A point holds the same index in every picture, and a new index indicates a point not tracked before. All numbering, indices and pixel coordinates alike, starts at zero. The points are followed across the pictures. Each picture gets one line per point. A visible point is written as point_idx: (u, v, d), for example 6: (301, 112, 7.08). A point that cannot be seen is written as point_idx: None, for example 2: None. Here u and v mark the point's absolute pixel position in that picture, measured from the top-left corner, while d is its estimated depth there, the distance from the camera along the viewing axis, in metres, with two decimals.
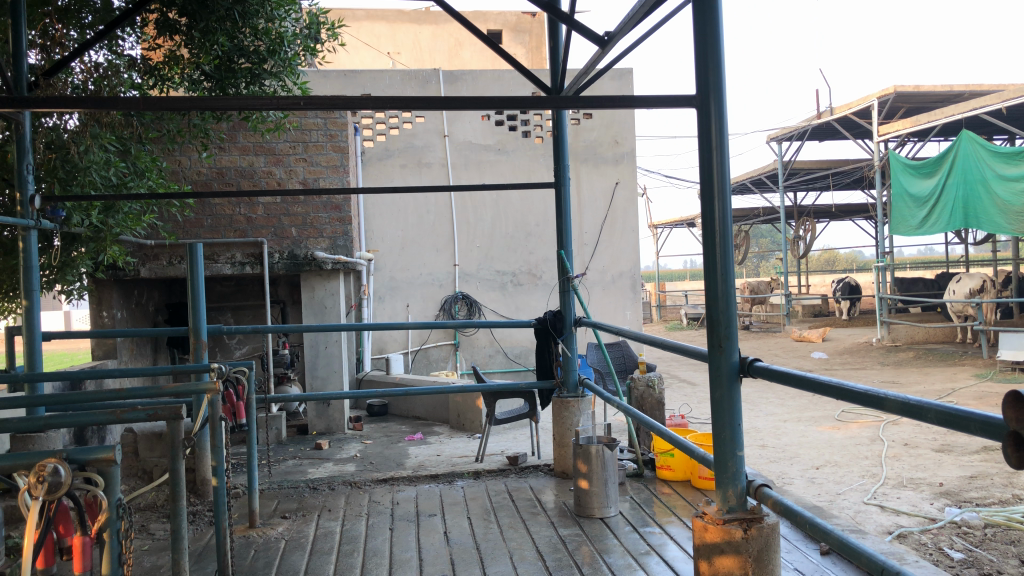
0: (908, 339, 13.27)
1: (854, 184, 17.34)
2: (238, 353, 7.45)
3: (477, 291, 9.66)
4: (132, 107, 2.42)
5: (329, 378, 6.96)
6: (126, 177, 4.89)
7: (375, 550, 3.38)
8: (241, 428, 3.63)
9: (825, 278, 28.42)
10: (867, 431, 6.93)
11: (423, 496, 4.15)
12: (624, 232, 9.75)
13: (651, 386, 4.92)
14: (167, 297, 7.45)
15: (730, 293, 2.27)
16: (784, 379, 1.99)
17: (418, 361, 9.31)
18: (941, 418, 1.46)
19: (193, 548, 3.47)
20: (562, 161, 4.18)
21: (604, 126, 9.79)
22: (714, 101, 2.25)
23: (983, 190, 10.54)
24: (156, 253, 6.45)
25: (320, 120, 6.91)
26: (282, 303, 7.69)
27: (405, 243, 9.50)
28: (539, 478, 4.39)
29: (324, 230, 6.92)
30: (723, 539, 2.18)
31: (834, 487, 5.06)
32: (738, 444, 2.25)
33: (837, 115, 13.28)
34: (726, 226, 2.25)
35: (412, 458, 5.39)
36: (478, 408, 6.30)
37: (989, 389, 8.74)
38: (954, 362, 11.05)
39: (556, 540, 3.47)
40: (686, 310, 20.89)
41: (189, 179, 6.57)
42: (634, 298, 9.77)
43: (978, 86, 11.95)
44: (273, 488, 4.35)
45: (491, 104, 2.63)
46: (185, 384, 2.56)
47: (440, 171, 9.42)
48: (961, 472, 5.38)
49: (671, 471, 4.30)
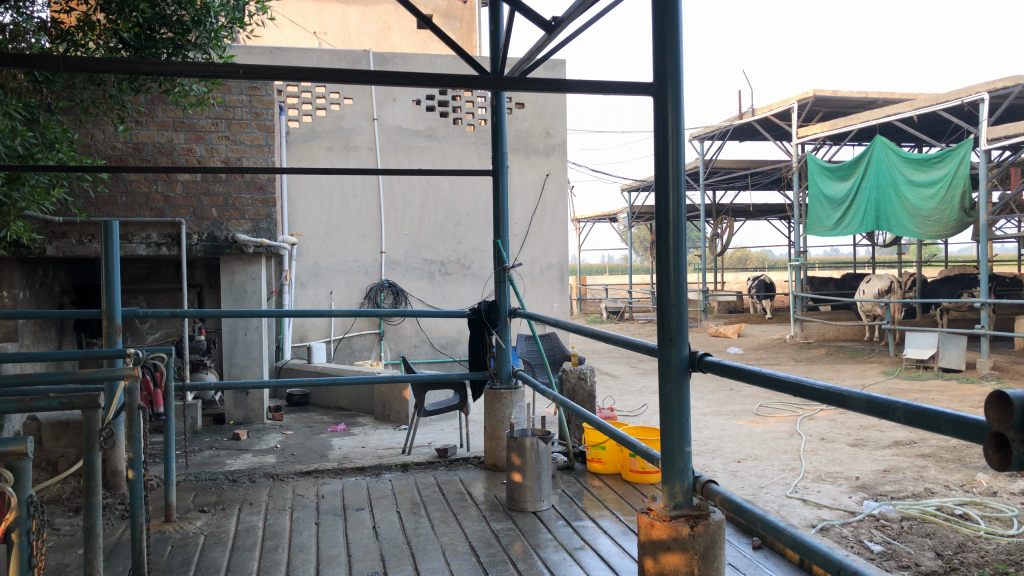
0: (820, 336, 13.72)
1: (772, 184, 17.82)
2: (151, 339, 7.12)
3: (403, 280, 9.50)
4: (49, 66, 2.23)
5: (248, 366, 6.70)
6: (33, 147, 4.58)
7: (301, 545, 3.25)
8: (159, 417, 3.43)
9: (739, 277, 29.19)
10: (785, 426, 7.10)
11: (350, 489, 4.03)
12: (553, 223, 9.74)
13: (583, 377, 4.90)
14: (75, 278, 7.05)
15: (682, 287, 2.22)
16: (738, 374, 1.96)
17: (341, 350, 9.11)
18: (909, 417, 1.45)
19: (104, 543, 3.26)
20: (500, 148, 4.09)
21: (536, 117, 9.75)
22: (671, 88, 2.21)
23: (894, 194, 10.92)
24: (65, 231, 6.09)
25: (244, 96, 6.63)
26: (198, 287, 7.38)
27: (329, 228, 9.26)
28: (469, 471, 4.31)
29: (246, 212, 6.66)
30: (669, 535, 2.15)
31: (757, 481, 5.14)
32: (686, 439, 2.22)
33: (758, 116, 13.60)
34: (680, 217, 2.21)
35: (336, 449, 5.23)
36: (405, 399, 6.18)
37: (897, 386, 9.09)
38: (864, 360, 11.47)
39: (489, 534, 3.40)
40: (606, 304, 21.13)
41: (103, 153, 6.24)
42: (561, 290, 9.78)
43: (892, 94, 12.40)
44: (189, 480, 4.14)
45: (439, 82, 2.53)
46: (99, 369, 2.40)
47: (368, 155, 9.22)
48: (876, 466, 5.55)
49: (602, 464, 4.28)
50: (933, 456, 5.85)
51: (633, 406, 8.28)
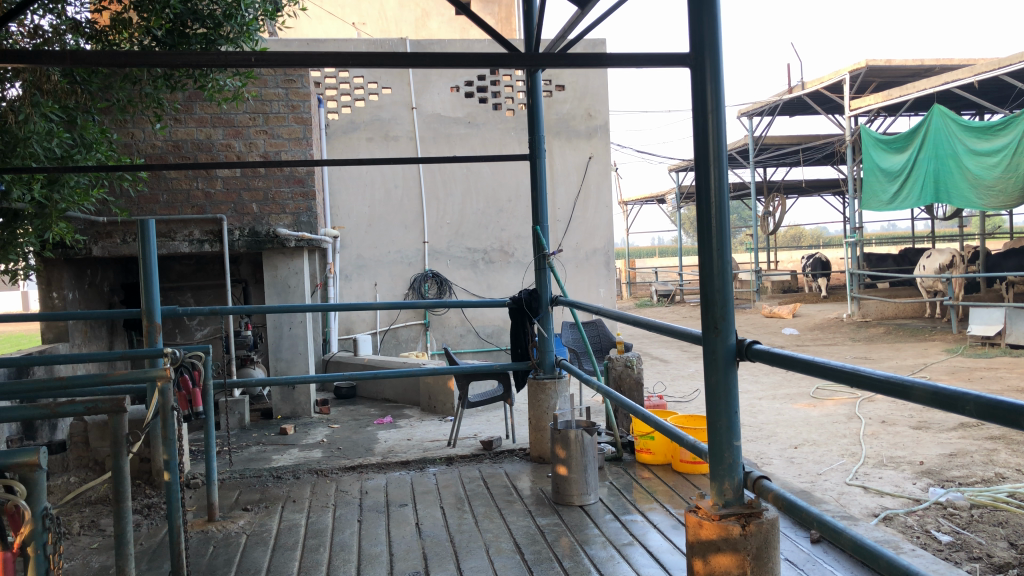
0: (878, 314, 13.32)
1: (824, 159, 17.32)
2: (199, 335, 7.19)
3: (447, 269, 9.44)
4: (56, 62, 2.14)
5: (294, 360, 6.71)
6: (71, 149, 4.61)
7: (343, 544, 3.19)
8: (199, 415, 3.41)
9: (792, 255, 28.59)
10: (843, 409, 6.86)
11: (394, 484, 3.97)
12: (598, 206, 9.57)
13: (630, 365, 4.76)
14: (123, 277, 7.15)
15: (726, 271, 2.07)
16: (790, 364, 1.82)
17: (387, 341, 9.10)
18: (981, 411, 1.30)
19: (147, 545, 3.25)
20: (537, 132, 3.96)
21: (577, 98, 9.57)
22: (710, 58, 2.06)
23: (954, 164, 10.48)
24: (109, 231, 6.15)
25: (281, 90, 6.61)
26: (243, 282, 7.42)
27: (372, 219, 9.24)
28: (514, 464, 4.21)
29: (286, 206, 6.65)
30: (719, 536, 2.02)
31: (814, 468, 4.95)
32: (735, 433, 2.08)
33: (808, 89, 13.19)
34: (722, 195, 2.06)
35: (381, 443, 5.19)
36: (449, 390, 6.12)
37: (961, 364, 8.74)
38: (925, 337, 11.08)
39: (534, 530, 3.30)
40: (656, 287, 20.88)
41: (143, 152, 6.29)
42: (608, 275, 9.63)
43: (949, 60, 11.91)
44: (234, 478, 4.12)
45: (460, 63, 2.41)
46: (133, 372, 2.41)
47: (408, 145, 9.15)
48: (941, 450, 5.31)
49: (651, 454, 4.16)
50: (1002, 438, 5.58)
51: (684, 391, 8.10)
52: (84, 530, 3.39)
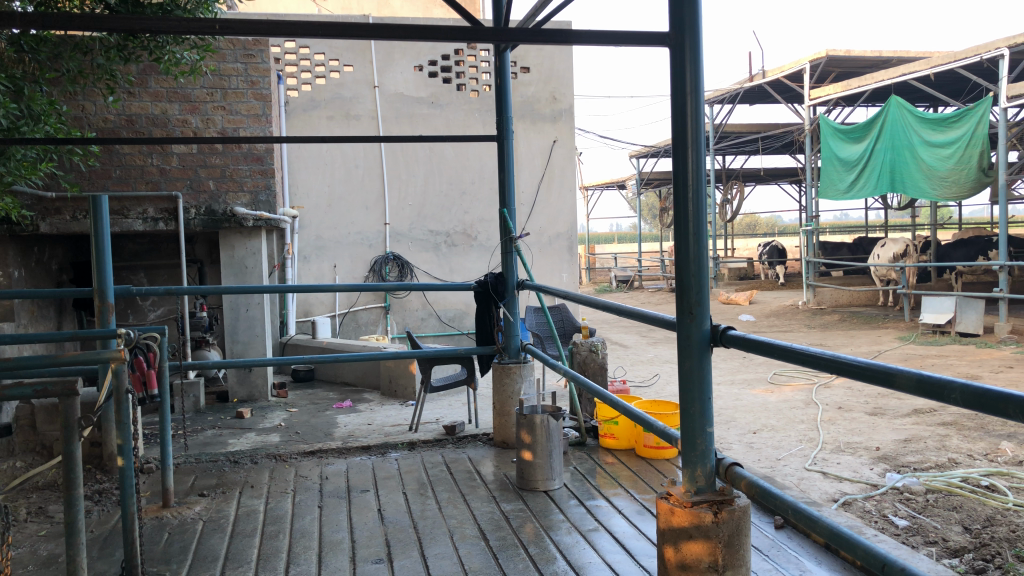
0: (833, 302, 13.53)
1: (783, 148, 17.50)
2: (152, 316, 7.00)
3: (409, 252, 9.34)
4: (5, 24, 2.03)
5: (251, 343, 6.58)
6: (18, 120, 4.42)
7: (303, 531, 3.12)
8: (153, 398, 3.30)
9: (749, 243, 28.93)
10: (801, 395, 6.94)
11: (355, 469, 3.90)
12: (561, 190, 9.53)
13: (594, 350, 4.74)
14: (73, 255, 6.93)
15: (703, 255, 2.04)
16: (768, 350, 1.80)
17: (346, 324, 8.98)
18: (967, 399, 1.29)
19: (98, 532, 3.14)
20: (505, 113, 3.90)
21: (542, 81, 9.51)
22: (690, 39, 2.02)
23: (909, 155, 10.63)
24: (58, 207, 5.94)
25: (240, 65, 6.44)
26: (199, 263, 7.24)
27: (332, 199, 9.09)
28: (477, 449, 4.17)
29: (244, 184, 6.49)
30: (691, 523, 2.00)
31: (774, 453, 4.99)
32: (708, 419, 2.06)
33: (769, 77, 13.29)
34: (699, 179, 2.03)
35: (341, 427, 5.11)
36: (411, 374, 6.06)
37: (913, 352, 8.90)
38: (878, 325, 11.27)
39: (499, 516, 3.26)
40: (615, 273, 20.99)
41: (95, 126, 6.07)
42: (571, 260, 9.62)
43: (907, 52, 12.08)
44: (189, 462, 4.02)
45: (432, 35, 2.34)
46: (86, 353, 2.32)
47: (369, 124, 9.01)
48: (896, 436, 5.40)
49: (615, 439, 4.15)
50: (954, 425, 5.69)
51: (644, 376, 8.13)
52: (31, 517, 3.27)
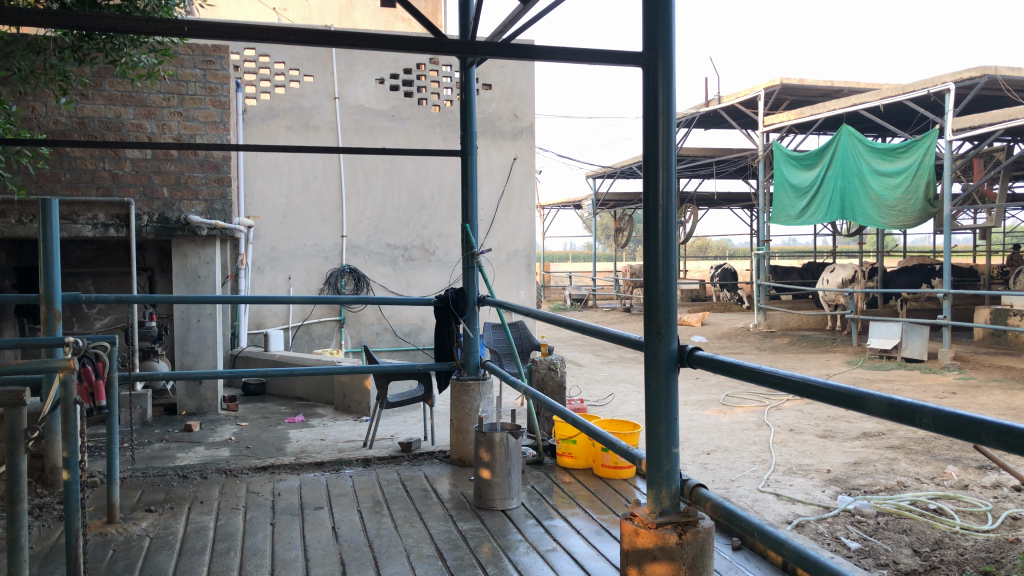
0: (783, 325, 13.77)
1: (736, 172, 17.81)
2: (98, 325, 6.81)
3: (365, 265, 9.25)
4: None
5: (201, 355, 6.43)
6: None
7: (255, 548, 3.04)
8: (102, 410, 3.20)
9: (701, 265, 29.35)
10: (752, 416, 7.01)
11: (308, 486, 3.82)
12: (520, 208, 9.55)
13: (553, 368, 4.74)
14: (17, 260, 6.72)
15: (672, 275, 2.04)
16: (737, 372, 1.80)
17: (299, 337, 8.86)
18: (939, 424, 1.30)
19: (39, 548, 3.02)
20: (469, 128, 3.88)
21: (503, 98, 9.53)
22: (662, 59, 2.03)
23: (859, 183, 10.89)
24: (3, 210, 5.76)
25: (198, 70, 6.33)
26: (149, 271, 7.08)
27: (288, 211, 8.97)
28: (433, 466, 4.12)
29: (200, 192, 6.36)
30: (655, 545, 1.99)
31: (727, 474, 5.03)
32: (674, 441, 2.05)
33: (725, 103, 13.52)
34: (669, 199, 2.03)
35: (294, 442, 5.01)
36: (366, 389, 5.97)
37: (861, 376, 9.09)
38: (826, 349, 11.49)
39: (456, 535, 3.22)
40: (570, 292, 21.09)
41: (45, 128, 5.89)
42: (527, 277, 9.62)
43: (857, 83, 12.41)
44: (136, 477, 3.89)
45: (403, 46, 2.33)
46: (35, 361, 2.24)
47: (329, 135, 8.93)
48: (845, 459, 5.49)
49: (573, 458, 4.13)
50: (902, 448, 5.80)
51: (599, 396, 8.15)
52: None
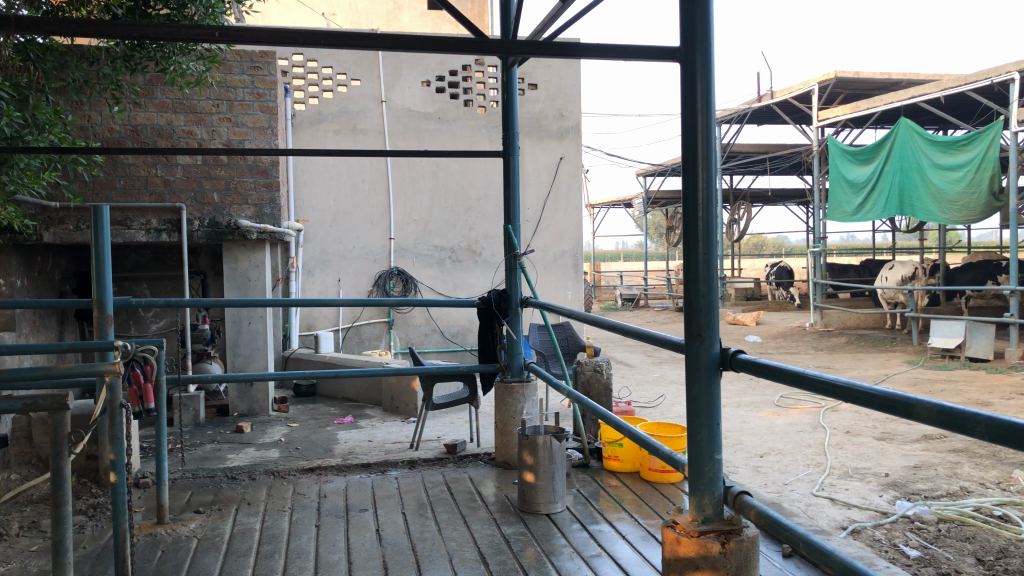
0: (840, 324, 13.45)
1: (790, 168, 17.46)
2: (154, 328, 6.98)
3: (413, 267, 9.29)
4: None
5: (252, 356, 6.53)
6: (23, 129, 4.42)
7: (299, 551, 3.05)
8: (150, 412, 3.25)
9: (755, 263, 28.90)
10: (807, 418, 6.85)
11: (353, 488, 3.83)
12: (567, 208, 9.49)
13: (599, 370, 4.68)
14: (76, 265, 6.91)
15: (713, 276, 1.98)
16: (780, 376, 1.73)
17: (349, 339, 8.94)
18: (991, 432, 1.22)
19: (91, 547, 3.08)
20: (511, 129, 3.85)
21: (549, 98, 9.48)
22: (701, 55, 1.97)
23: (919, 178, 10.57)
24: (62, 217, 5.92)
25: (247, 77, 6.42)
26: (202, 275, 7.23)
27: (337, 214, 9.06)
28: (479, 468, 4.10)
29: (249, 197, 6.46)
30: (698, 553, 1.93)
31: (780, 477, 4.91)
32: (717, 446, 1.99)
33: (777, 98, 13.26)
34: (710, 198, 1.97)
35: (341, 443, 5.04)
36: (413, 391, 5.99)
37: (922, 376, 8.82)
38: (886, 348, 11.18)
39: (499, 539, 3.19)
40: (621, 291, 20.95)
41: (100, 136, 6.05)
42: (575, 278, 9.56)
43: (916, 75, 12.05)
44: (186, 478, 3.96)
45: (438, 46, 2.30)
46: (78, 365, 2.26)
47: (376, 139, 9.00)
48: (905, 462, 5.31)
49: (619, 462, 4.07)
50: (965, 451, 5.59)
51: (649, 397, 8.04)
52: (22, 531, 3.22)
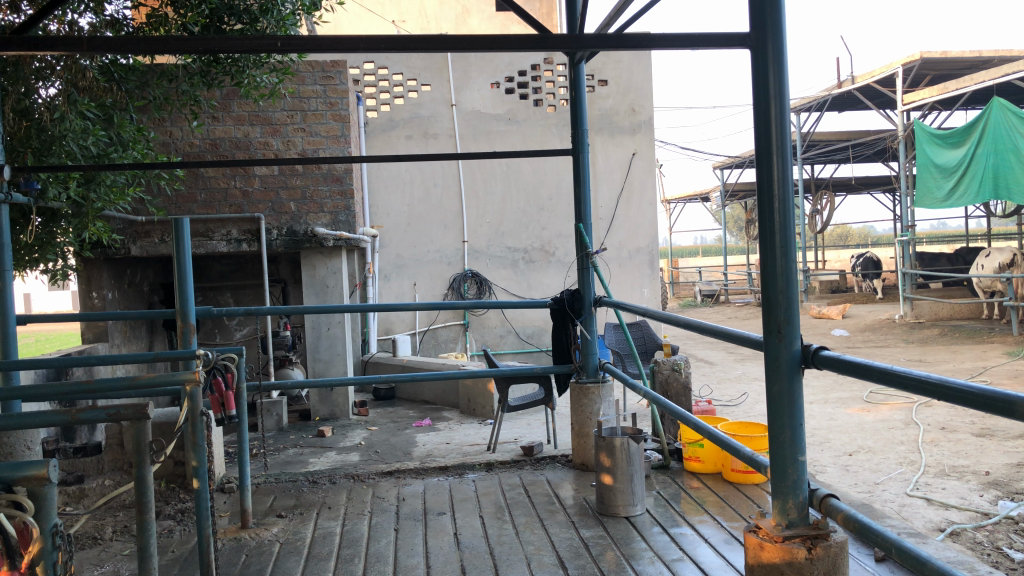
0: (932, 315, 12.89)
1: (875, 155, 16.84)
2: (238, 336, 7.18)
3: (486, 269, 9.32)
4: (73, 49, 2.09)
5: (332, 362, 6.64)
6: (107, 148, 4.59)
7: (378, 555, 3.06)
8: (232, 419, 3.32)
9: (840, 254, 28.03)
10: (899, 414, 6.57)
11: (431, 491, 3.84)
12: (641, 203, 9.36)
13: (677, 369, 4.58)
14: (163, 277, 7.18)
15: (791, 270, 1.89)
16: (867, 374, 1.63)
17: (426, 342, 9.02)
18: None
19: (179, 551, 3.16)
20: (580, 126, 3.80)
21: (620, 94, 9.37)
22: (772, 39, 1.89)
23: (1015, 159, 10.13)
24: (148, 230, 6.15)
25: (319, 87, 6.54)
26: (282, 282, 7.41)
27: (411, 219, 9.16)
28: (556, 471, 4.06)
29: (325, 205, 6.58)
30: (782, 560, 1.84)
31: (871, 477, 4.71)
32: (800, 447, 1.90)
33: (858, 83, 12.80)
34: (786, 189, 1.89)
35: (420, 446, 5.07)
36: (489, 392, 5.99)
37: (1022, 368, 8.36)
38: (983, 340, 10.66)
39: (578, 543, 3.14)
40: (699, 287, 20.60)
41: (181, 151, 6.25)
42: (652, 275, 9.42)
43: (1009, 52, 11.46)
44: (269, 482, 4.03)
45: (499, 45, 2.26)
46: (160, 375, 2.28)
47: (447, 143, 9.06)
48: (1007, 460, 5.03)
49: (700, 463, 3.97)
50: None
51: (731, 395, 7.86)
52: (115, 535, 3.34)
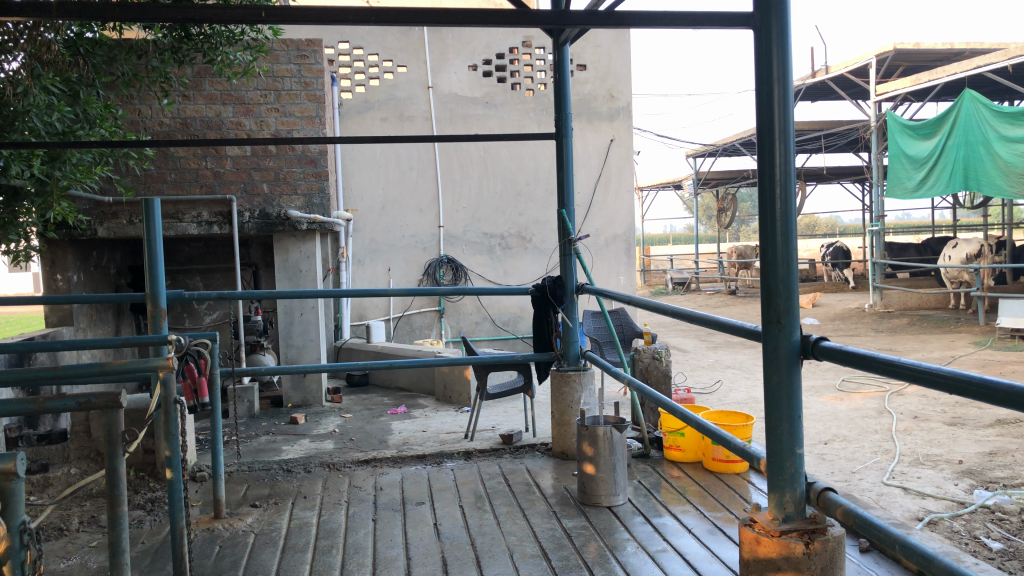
0: (900, 305, 13.03)
1: (846, 145, 16.97)
2: (208, 320, 7.04)
3: (463, 255, 9.23)
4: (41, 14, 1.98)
5: (305, 348, 6.52)
6: (73, 125, 4.45)
7: (356, 546, 2.99)
8: (205, 407, 3.22)
9: (809, 243, 28.27)
10: (873, 402, 6.61)
11: (410, 480, 3.77)
12: (618, 190, 9.32)
13: (658, 357, 4.55)
14: (131, 259, 7.02)
15: (791, 257, 1.85)
16: (872, 365, 1.59)
17: (401, 328, 8.93)
18: None
19: (149, 543, 3.06)
20: (564, 108, 3.72)
21: (599, 79, 9.30)
22: (776, 17, 1.83)
23: (985, 152, 10.18)
24: (115, 211, 5.98)
25: (293, 66, 6.39)
26: (254, 266, 7.27)
27: (386, 203, 9.03)
28: (536, 459, 4.01)
29: (298, 187, 6.44)
30: (779, 554, 1.81)
31: (848, 465, 4.72)
32: (798, 439, 1.86)
33: (832, 73, 12.86)
34: (788, 175, 1.84)
35: (396, 434, 5.00)
36: (466, 379, 5.92)
37: (990, 358, 8.46)
38: (951, 329, 10.80)
39: (560, 534, 3.09)
40: (671, 275, 20.67)
41: (150, 130, 6.09)
42: (628, 263, 9.39)
43: (981, 45, 11.57)
44: (242, 471, 3.94)
45: (493, 20, 2.18)
46: (132, 361, 2.18)
47: (423, 125, 8.93)
48: (980, 449, 5.07)
49: (681, 451, 3.94)
50: None
51: (706, 383, 7.87)
52: (82, 526, 3.23)
